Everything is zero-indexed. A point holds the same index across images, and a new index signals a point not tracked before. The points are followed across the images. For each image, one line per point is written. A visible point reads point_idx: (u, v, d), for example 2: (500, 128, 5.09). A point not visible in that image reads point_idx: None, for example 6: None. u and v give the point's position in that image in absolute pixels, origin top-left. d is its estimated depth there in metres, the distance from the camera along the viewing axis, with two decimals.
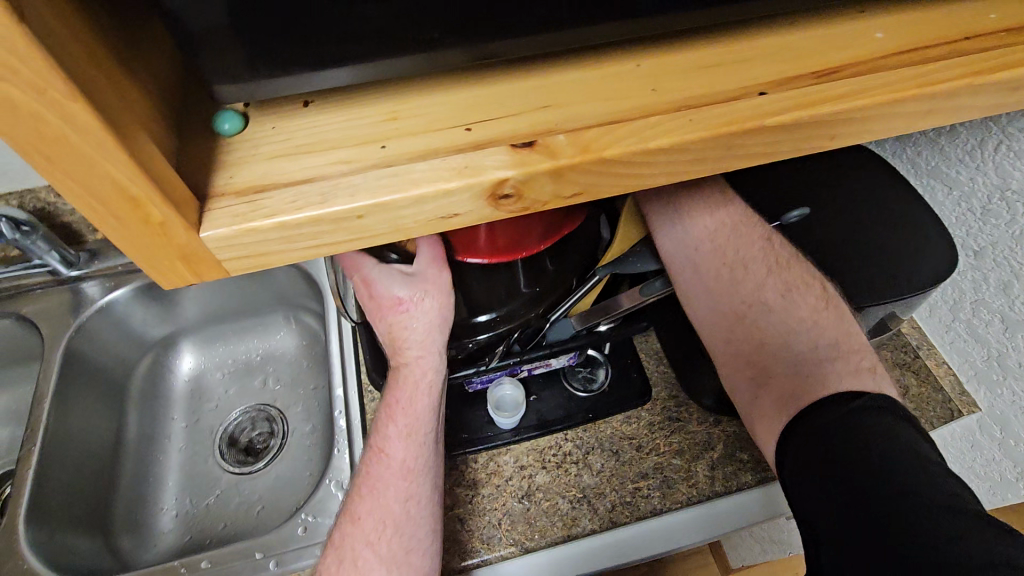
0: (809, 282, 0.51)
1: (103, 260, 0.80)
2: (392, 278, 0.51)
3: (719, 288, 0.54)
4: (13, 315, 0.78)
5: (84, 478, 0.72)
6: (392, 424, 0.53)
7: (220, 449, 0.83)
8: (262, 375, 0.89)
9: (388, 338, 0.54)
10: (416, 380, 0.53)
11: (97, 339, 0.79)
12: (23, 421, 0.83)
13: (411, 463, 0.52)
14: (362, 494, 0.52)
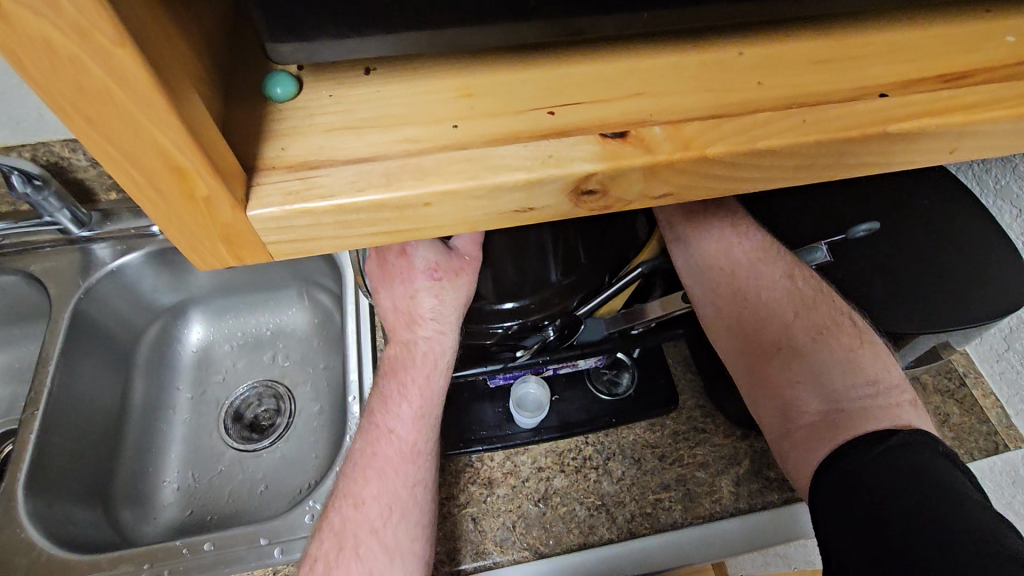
0: (839, 312, 0.48)
1: (115, 222, 0.77)
2: (431, 246, 0.51)
3: (741, 320, 0.51)
4: (20, 272, 0.75)
5: (86, 445, 0.70)
6: (406, 405, 0.50)
7: (225, 424, 0.81)
8: (272, 351, 0.87)
9: (406, 307, 0.52)
10: (430, 360, 0.51)
11: (104, 302, 0.77)
12: (25, 381, 0.81)
13: (419, 447, 0.50)
14: (364, 476, 0.49)
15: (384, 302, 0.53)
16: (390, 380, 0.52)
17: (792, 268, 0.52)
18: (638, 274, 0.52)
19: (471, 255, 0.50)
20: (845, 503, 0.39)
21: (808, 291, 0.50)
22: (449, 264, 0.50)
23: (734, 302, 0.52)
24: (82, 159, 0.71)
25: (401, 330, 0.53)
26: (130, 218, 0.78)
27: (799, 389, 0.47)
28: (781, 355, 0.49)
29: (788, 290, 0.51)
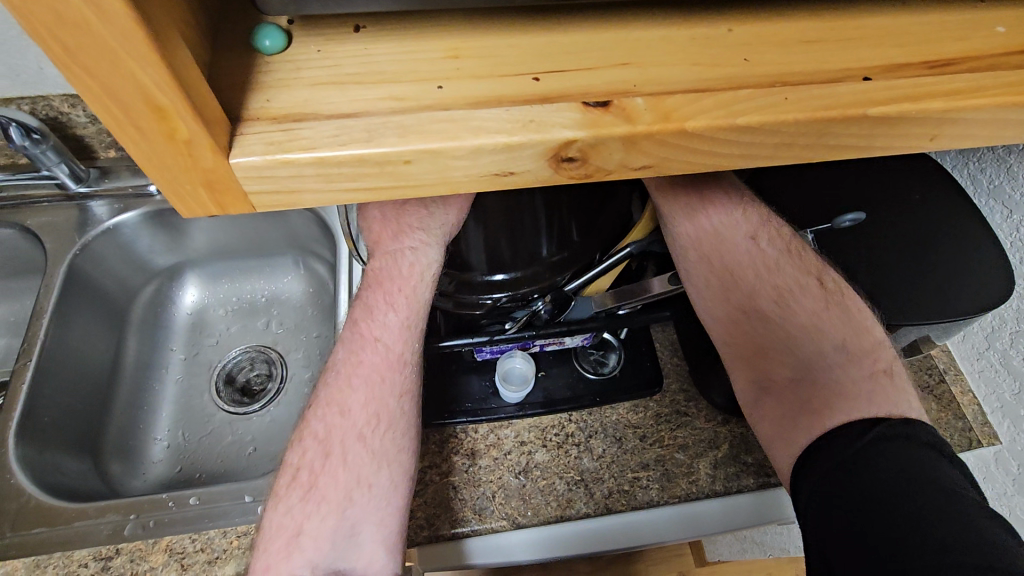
0: (805, 278, 0.49)
1: (113, 180, 0.77)
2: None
3: (723, 288, 0.52)
4: (16, 225, 0.76)
5: (78, 398, 0.71)
6: (392, 312, 0.51)
7: (217, 386, 0.82)
8: (266, 317, 0.88)
9: (395, 217, 0.52)
10: (415, 270, 0.51)
11: (100, 260, 0.78)
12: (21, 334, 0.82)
13: (406, 357, 0.50)
14: (350, 383, 0.49)
15: (370, 212, 0.54)
16: (374, 290, 0.52)
17: (762, 229, 0.53)
18: (627, 255, 0.54)
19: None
20: (831, 494, 0.39)
21: (774, 257, 0.51)
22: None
23: (703, 263, 0.53)
24: (81, 115, 0.72)
25: (387, 240, 0.52)
26: (127, 177, 0.78)
27: (777, 360, 0.49)
28: (751, 322, 0.51)
29: (756, 254, 0.52)
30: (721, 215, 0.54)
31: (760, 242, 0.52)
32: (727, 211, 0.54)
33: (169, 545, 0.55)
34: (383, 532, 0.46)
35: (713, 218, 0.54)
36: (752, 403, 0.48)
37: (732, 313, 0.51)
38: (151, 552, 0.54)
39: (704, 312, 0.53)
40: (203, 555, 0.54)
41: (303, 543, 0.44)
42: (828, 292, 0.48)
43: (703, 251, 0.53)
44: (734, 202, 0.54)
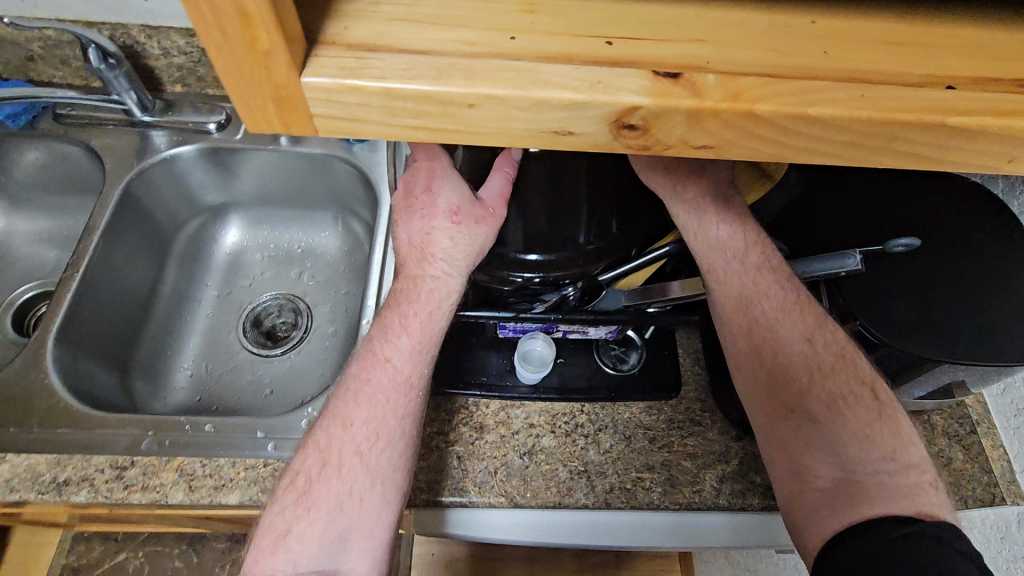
0: (859, 386, 0.49)
1: (175, 114, 0.81)
2: (456, 191, 0.54)
3: (772, 378, 0.51)
4: (82, 144, 0.80)
5: (116, 316, 0.74)
6: (405, 337, 0.54)
7: (244, 326, 0.85)
8: (300, 268, 0.90)
9: (420, 243, 0.56)
10: (433, 297, 0.55)
11: (154, 188, 0.81)
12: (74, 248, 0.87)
13: (413, 381, 0.53)
14: (358, 400, 0.51)
15: (401, 234, 0.58)
16: (392, 311, 0.55)
17: (817, 325, 0.51)
18: (664, 253, 0.55)
19: (495, 208, 0.52)
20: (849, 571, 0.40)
21: (832, 355, 0.50)
22: (471, 211, 0.52)
23: (751, 351, 0.52)
24: (154, 48, 0.76)
25: (412, 263, 0.57)
26: (190, 113, 0.81)
27: (817, 455, 0.48)
28: (795, 414, 0.49)
29: (810, 352, 0.50)
30: (775, 304, 0.52)
31: (816, 340, 0.51)
32: (782, 304, 0.52)
33: (179, 466, 0.57)
34: (371, 543, 0.48)
35: (766, 306, 0.52)
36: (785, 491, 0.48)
37: (778, 404, 0.50)
38: (163, 470, 0.56)
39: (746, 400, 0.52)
40: (211, 480, 0.56)
41: (289, 543, 0.47)
42: (881, 403, 0.48)
43: (754, 340, 0.52)
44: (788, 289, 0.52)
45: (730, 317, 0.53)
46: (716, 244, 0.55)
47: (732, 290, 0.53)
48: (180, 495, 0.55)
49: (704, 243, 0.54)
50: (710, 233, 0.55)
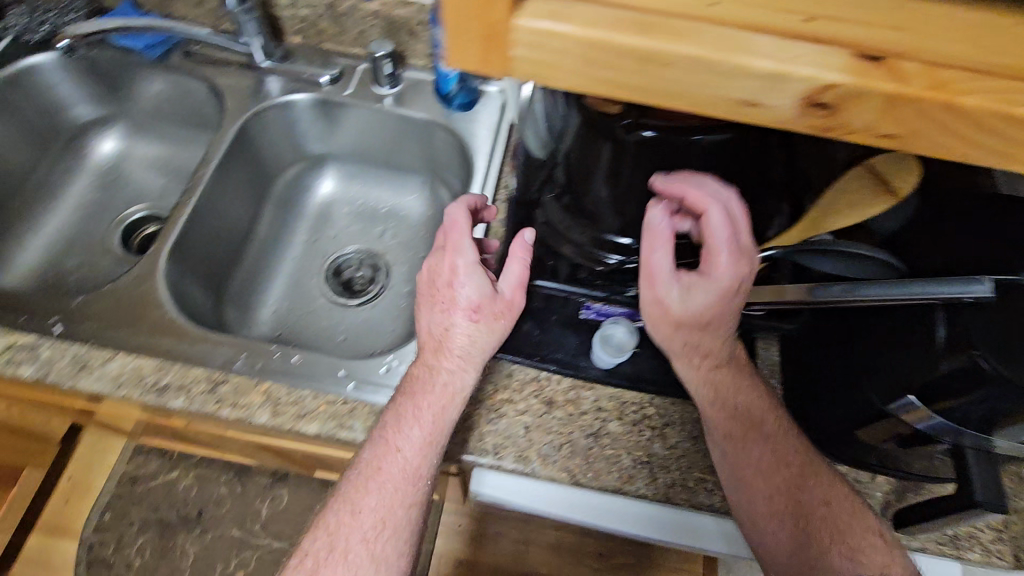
0: (871, 536, 0.53)
1: (292, 64, 0.86)
2: (477, 287, 0.56)
3: (785, 526, 0.55)
4: (207, 82, 0.85)
5: (217, 245, 0.79)
6: (417, 429, 0.55)
7: (326, 275, 0.88)
8: (383, 226, 0.93)
9: (438, 337, 0.57)
10: (448, 391, 0.57)
11: (265, 130, 0.85)
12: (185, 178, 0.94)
13: (423, 471, 0.55)
14: (369, 490, 0.54)
15: (420, 321, 0.59)
16: (407, 399, 0.57)
17: (824, 482, 0.56)
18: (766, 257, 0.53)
19: (514, 300, 0.57)
20: None
21: (842, 508, 0.54)
22: (492, 307, 0.56)
23: (773, 511, 0.55)
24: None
25: (428, 353, 0.58)
26: (303, 65, 0.85)
27: None
28: (808, 557, 0.53)
29: (827, 508, 0.55)
30: (791, 468, 0.56)
31: (832, 501, 0.55)
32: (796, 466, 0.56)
33: (267, 390, 0.60)
34: None
35: (784, 473, 0.56)
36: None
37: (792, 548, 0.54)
38: (251, 391, 0.60)
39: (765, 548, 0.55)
40: (294, 408, 0.59)
41: None
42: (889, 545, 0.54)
43: (778, 500, 0.55)
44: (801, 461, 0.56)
45: (753, 484, 0.56)
46: (735, 408, 0.57)
47: (756, 457, 0.56)
48: (265, 417, 0.59)
49: (725, 413, 0.57)
50: (732, 399, 0.57)
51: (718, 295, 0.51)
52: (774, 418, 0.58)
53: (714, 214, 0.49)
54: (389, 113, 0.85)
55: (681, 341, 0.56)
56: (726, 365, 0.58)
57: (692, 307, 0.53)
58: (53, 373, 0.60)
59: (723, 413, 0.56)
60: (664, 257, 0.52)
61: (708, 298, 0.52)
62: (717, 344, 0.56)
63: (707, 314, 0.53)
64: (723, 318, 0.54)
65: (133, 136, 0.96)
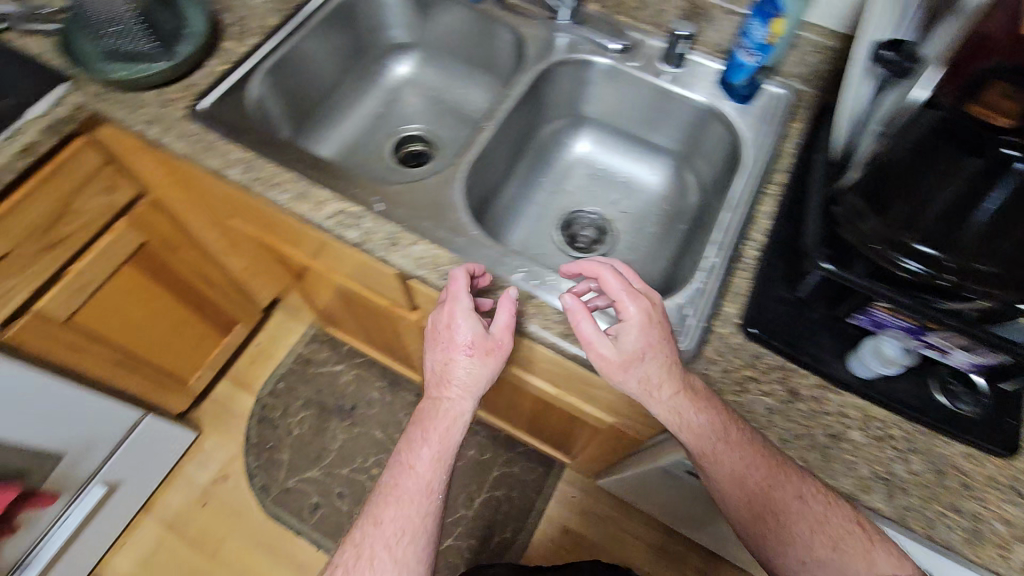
0: (850, 525, 0.58)
1: (587, 28, 0.92)
2: (472, 327, 0.65)
3: (761, 517, 0.62)
4: (510, 29, 0.94)
5: (492, 175, 0.89)
6: (426, 447, 0.65)
7: (563, 227, 0.96)
8: (620, 196, 0.99)
9: (442, 370, 0.65)
10: (450, 415, 0.65)
11: (552, 81, 0.92)
12: (462, 116, 1.08)
13: (433, 486, 0.64)
14: (388, 504, 0.64)
15: (428, 360, 0.68)
16: (417, 427, 0.66)
17: (801, 483, 0.60)
18: None
19: (502, 340, 0.64)
20: None
21: (821, 509, 0.59)
22: (483, 343, 0.64)
23: (752, 511, 0.63)
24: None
25: (435, 386, 0.66)
26: (597, 31, 0.91)
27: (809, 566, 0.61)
28: (785, 539, 0.62)
29: (804, 509, 0.59)
30: (759, 472, 0.60)
31: (806, 495, 0.59)
32: (763, 475, 0.60)
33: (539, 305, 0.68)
34: None
35: (752, 478, 0.61)
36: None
37: (769, 532, 0.62)
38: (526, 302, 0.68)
39: (754, 530, 0.64)
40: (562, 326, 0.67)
41: None
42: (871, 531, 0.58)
43: (751, 502, 0.62)
44: (761, 466, 0.60)
45: (728, 489, 0.62)
46: (702, 432, 0.60)
47: (728, 469, 0.61)
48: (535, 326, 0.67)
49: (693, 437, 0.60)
50: (694, 426, 0.60)
51: (641, 331, 0.59)
52: (738, 428, 0.61)
53: (607, 274, 0.62)
54: (667, 91, 0.89)
55: (636, 379, 0.60)
56: (684, 389, 0.60)
57: (628, 344, 0.59)
58: (371, 242, 0.72)
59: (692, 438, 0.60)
60: (590, 322, 0.60)
61: (637, 332, 0.59)
62: (663, 373, 0.60)
63: (643, 344, 0.59)
64: (657, 346, 0.60)
65: (423, 66, 1.09)
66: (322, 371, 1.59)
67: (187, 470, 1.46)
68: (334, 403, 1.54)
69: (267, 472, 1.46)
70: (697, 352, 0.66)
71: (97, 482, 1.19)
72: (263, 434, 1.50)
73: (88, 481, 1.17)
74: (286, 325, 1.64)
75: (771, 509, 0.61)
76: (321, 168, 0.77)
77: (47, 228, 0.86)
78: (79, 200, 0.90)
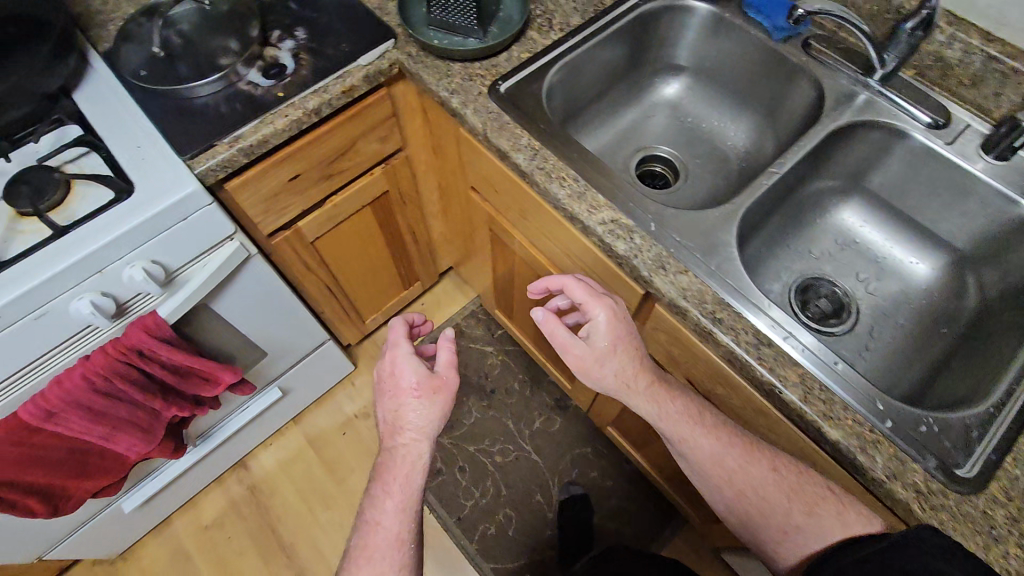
0: (824, 492, 0.66)
1: (898, 95, 0.85)
2: (416, 371, 0.72)
3: (739, 495, 0.70)
4: (810, 76, 0.89)
5: (756, 221, 0.85)
6: (389, 501, 0.69)
7: (801, 295, 0.90)
8: (874, 279, 0.90)
9: (392, 420, 0.72)
10: (408, 460, 0.70)
11: (843, 141, 0.86)
12: (716, 150, 1.04)
13: (403, 536, 0.69)
14: (363, 566, 0.67)
15: (379, 410, 0.74)
16: (378, 482, 0.71)
17: (768, 460, 0.69)
18: None
19: (447, 376, 0.72)
20: None
21: (790, 484, 0.67)
22: (430, 383, 0.71)
23: (735, 493, 0.70)
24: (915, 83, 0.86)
25: (388, 435, 0.72)
26: (908, 102, 0.84)
27: (792, 533, 0.68)
28: (766, 514, 0.69)
29: (778, 479, 0.68)
30: (736, 452, 0.70)
31: (779, 468, 0.68)
32: (731, 450, 0.70)
33: (802, 374, 0.64)
34: None
35: (731, 458, 0.70)
36: (784, 557, 0.70)
37: (750, 509, 0.70)
38: (788, 367, 0.64)
39: (739, 508, 0.71)
40: (823, 405, 0.62)
41: None
42: (842, 499, 0.65)
43: (732, 483, 0.70)
44: (735, 446, 0.70)
45: (710, 472, 0.71)
46: (671, 417, 0.71)
47: (704, 450, 0.70)
48: (794, 397, 0.63)
49: (668, 421, 0.71)
50: (670, 413, 0.71)
51: (609, 325, 0.70)
52: (711, 414, 0.72)
53: (571, 283, 0.73)
54: (980, 183, 0.80)
55: (612, 373, 0.71)
56: (650, 374, 0.71)
57: (601, 339, 0.70)
58: (639, 259, 0.71)
59: (664, 422, 0.70)
60: (562, 327, 0.71)
61: (606, 327, 0.70)
62: (633, 370, 0.71)
63: (613, 338, 0.70)
64: (624, 340, 0.71)
65: (690, 91, 1.07)
66: (472, 347, 1.64)
67: (337, 397, 1.58)
68: (476, 381, 1.59)
69: None
70: (982, 484, 0.58)
71: (274, 386, 1.32)
72: None
73: (269, 383, 1.30)
74: (451, 294, 1.71)
75: (742, 488, 0.69)
76: (601, 173, 0.78)
77: (332, 160, 0.96)
78: (362, 141, 0.99)
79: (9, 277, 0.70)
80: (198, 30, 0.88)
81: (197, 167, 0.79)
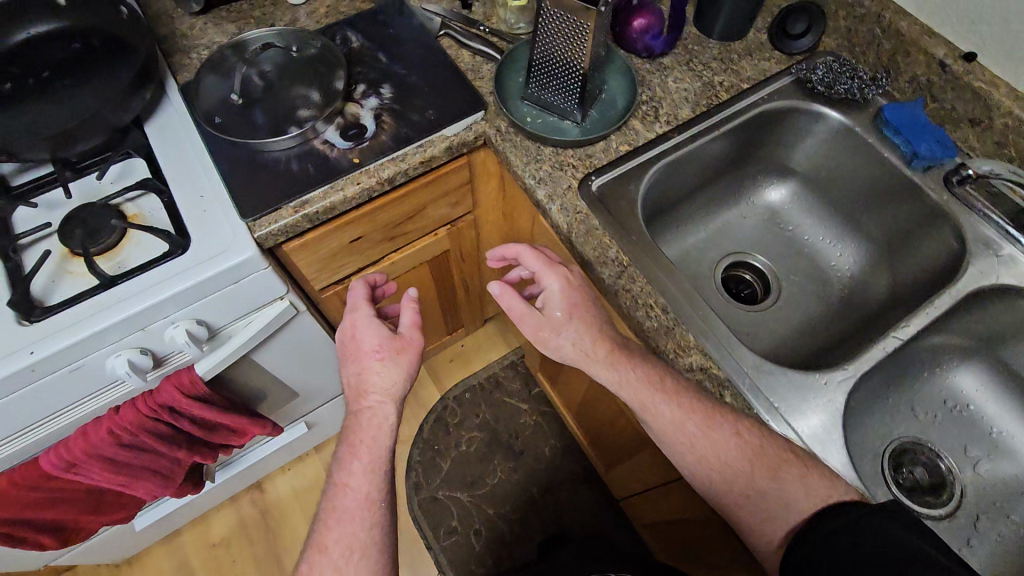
0: (784, 454, 0.58)
1: None
2: (378, 333, 0.68)
3: (698, 465, 0.61)
4: (952, 222, 0.77)
5: (869, 386, 0.74)
6: (355, 460, 0.63)
7: (899, 463, 0.78)
8: (986, 458, 0.78)
9: (356, 384, 0.67)
10: (375, 421, 0.65)
11: (979, 303, 0.74)
12: (816, 271, 0.92)
13: (372, 495, 0.62)
14: (331, 527, 0.61)
15: (342, 374, 0.69)
16: (346, 449, 0.65)
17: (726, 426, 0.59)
18: None
19: (410, 337, 0.68)
20: None
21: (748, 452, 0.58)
22: (394, 344, 0.67)
23: (695, 465, 0.61)
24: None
25: (351, 400, 0.67)
26: None
27: (766, 508, 0.58)
28: (728, 486, 0.60)
29: (740, 442, 0.58)
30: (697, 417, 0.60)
31: (742, 433, 0.59)
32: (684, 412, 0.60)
33: None
34: None
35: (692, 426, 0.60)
36: (757, 548, 0.59)
37: (710, 480, 0.60)
38: None
39: (700, 474, 0.61)
40: None
41: None
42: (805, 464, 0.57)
43: (693, 452, 0.60)
44: (696, 411, 0.60)
45: (671, 446, 0.61)
46: (626, 384, 0.62)
47: (663, 417, 0.60)
48: None
49: (627, 390, 0.62)
50: (631, 378, 0.62)
51: (562, 292, 0.66)
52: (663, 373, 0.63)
53: (524, 252, 0.69)
54: None
55: (570, 341, 0.64)
56: (599, 333, 0.64)
57: (557, 305, 0.65)
58: None
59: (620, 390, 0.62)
60: (518, 298, 0.66)
61: (561, 294, 0.66)
62: (591, 338, 0.64)
63: (568, 305, 0.65)
64: (578, 308, 0.65)
65: (796, 198, 0.96)
66: (507, 400, 1.57)
67: None
68: (506, 438, 1.52)
69: (426, 469, 1.48)
70: None
71: (300, 422, 1.28)
72: (435, 433, 1.53)
73: (296, 419, 1.26)
74: (492, 339, 1.64)
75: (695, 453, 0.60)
76: (694, 305, 0.69)
77: (399, 224, 0.90)
78: (432, 206, 0.92)
79: (50, 327, 0.66)
80: (280, 74, 0.83)
81: (259, 231, 0.73)
